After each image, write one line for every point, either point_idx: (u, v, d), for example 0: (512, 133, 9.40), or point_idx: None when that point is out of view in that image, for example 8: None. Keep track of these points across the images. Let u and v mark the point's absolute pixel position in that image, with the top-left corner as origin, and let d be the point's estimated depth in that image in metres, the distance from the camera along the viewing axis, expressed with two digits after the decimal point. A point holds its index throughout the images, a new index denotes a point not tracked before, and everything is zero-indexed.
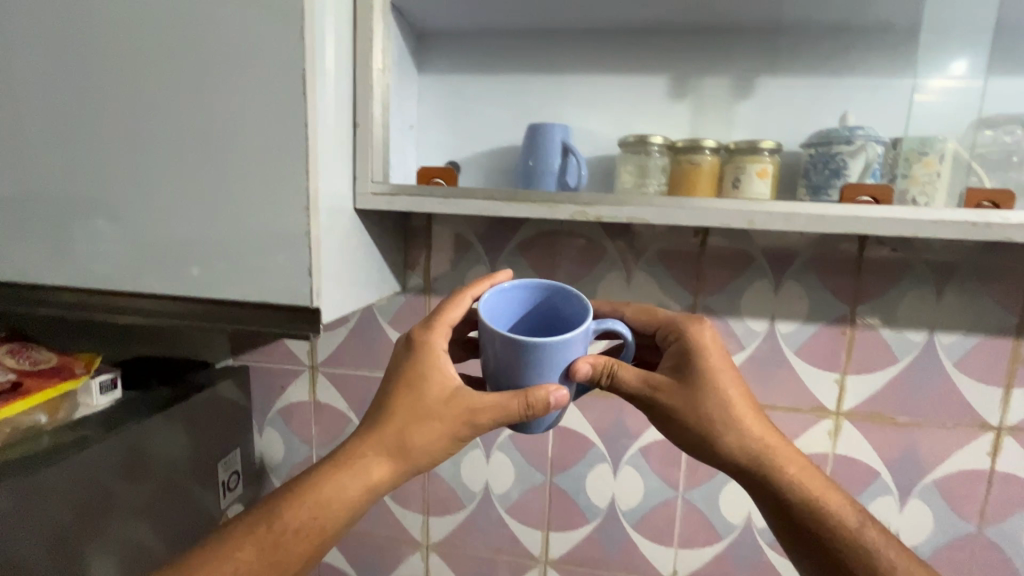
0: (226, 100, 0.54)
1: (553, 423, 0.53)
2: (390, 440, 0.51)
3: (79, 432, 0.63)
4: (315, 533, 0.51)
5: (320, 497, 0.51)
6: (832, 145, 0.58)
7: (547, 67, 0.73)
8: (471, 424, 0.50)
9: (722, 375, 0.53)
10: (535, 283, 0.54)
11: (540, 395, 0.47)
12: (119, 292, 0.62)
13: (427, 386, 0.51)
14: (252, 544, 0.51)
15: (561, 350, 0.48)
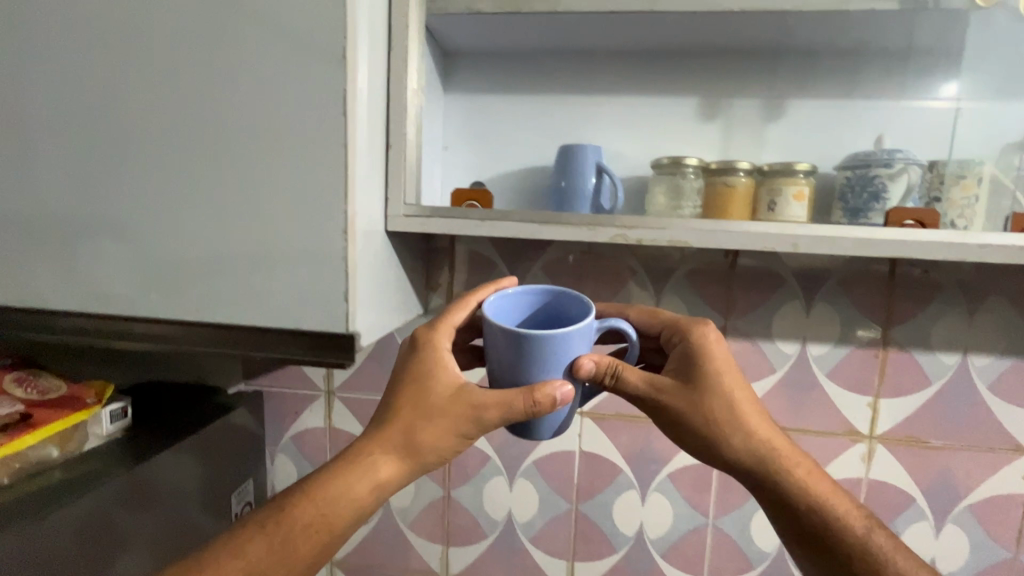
0: (263, 121, 0.53)
1: (559, 426, 0.51)
2: (396, 437, 0.49)
3: (91, 468, 0.60)
4: (323, 531, 0.49)
5: (328, 494, 0.49)
6: (869, 168, 0.59)
7: (576, 87, 0.72)
8: (478, 420, 0.48)
9: (727, 377, 0.52)
10: (537, 287, 0.53)
11: (546, 391, 0.46)
12: (143, 318, 0.59)
13: (433, 382, 0.50)
14: (260, 541, 0.49)
15: (562, 346, 0.47)
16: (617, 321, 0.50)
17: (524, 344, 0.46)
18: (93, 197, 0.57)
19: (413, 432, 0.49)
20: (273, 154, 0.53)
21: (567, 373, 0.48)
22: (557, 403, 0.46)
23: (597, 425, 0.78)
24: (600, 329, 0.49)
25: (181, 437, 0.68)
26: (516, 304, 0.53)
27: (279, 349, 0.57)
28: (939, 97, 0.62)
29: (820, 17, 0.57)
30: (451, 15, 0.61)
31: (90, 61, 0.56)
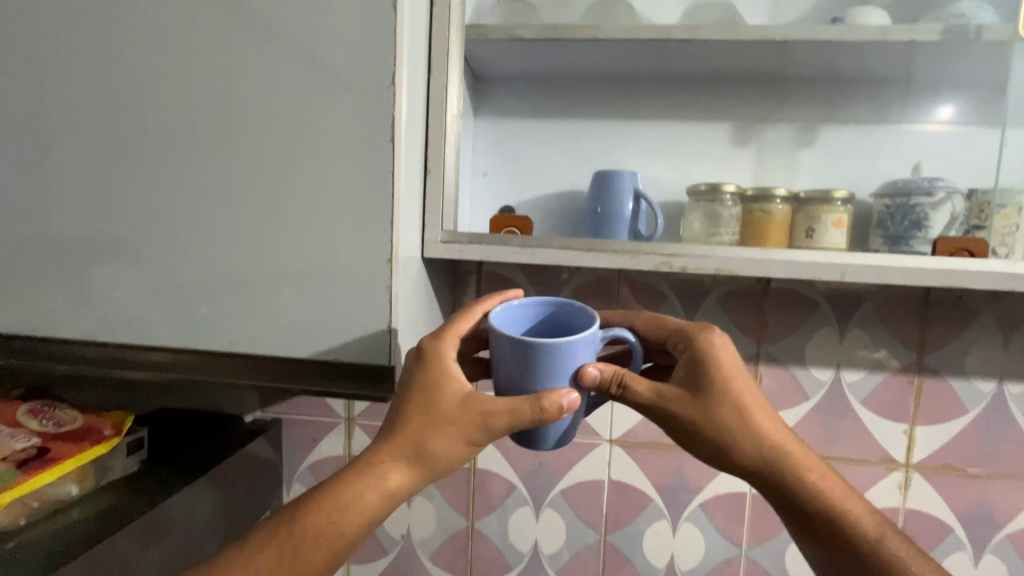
0: (312, 149, 0.54)
1: (563, 432, 0.49)
2: (404, 444, 0.46)
3: (112, 505, 0.57)
4: (333, 540, 0.46)
5: (337, 502, 0.46)
6: (911, 197, 0.59)
7: (607, 114, 0.73)
8: (486, 428, 0.45)
9: (741, 386, 0.48)
10: (546, 299, 0.51)
11: (554, 398, 0.44)
12: (181, 341, 0.60)
13: (440, 389, 0.47)
14: (271, 549, 0.46)
15: (564, 355, 0.45)
16: (623, 330, 0.48)
17: (530, 353, 0.45)
18: (142, 222, 0.59)
19: (421, 439, 0.46)
20: (323, 186, 0.55)
21: (574, 382, 0.46)
22: (564, 411, 0.44)
23: (626, 452, 0.77)
24: (607, 338, 0.48)
25: (201, 470, 0.66)
26: (523, 314, 0.52)
27: (312, 381, 0.59)
28: (933, 120, 0.65)
29: (857, 48, 0.57)
30: (491, 41, 0.61)
31: (135, 88, 0.57)
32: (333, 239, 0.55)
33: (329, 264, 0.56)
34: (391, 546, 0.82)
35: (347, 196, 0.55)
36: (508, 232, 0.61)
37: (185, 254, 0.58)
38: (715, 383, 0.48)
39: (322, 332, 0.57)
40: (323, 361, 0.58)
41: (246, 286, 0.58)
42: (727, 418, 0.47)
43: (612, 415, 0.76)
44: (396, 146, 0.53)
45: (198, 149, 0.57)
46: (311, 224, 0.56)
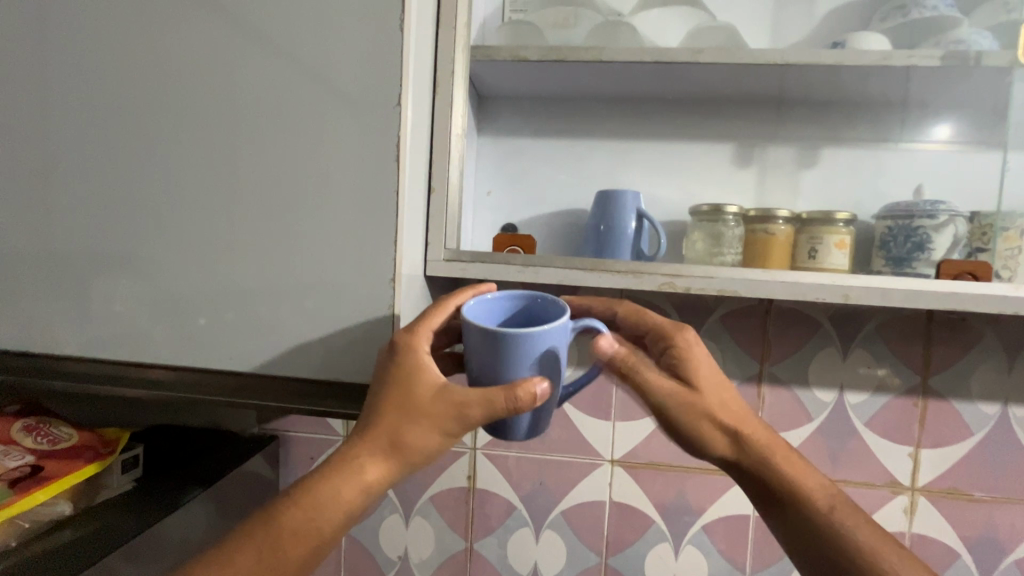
0: (316, 166, 0.55)
1: (536, 423, 0.48)
2: (379, 438, 0.45)
3: (106, 523, 0.56)
4: (310, 536, 0.45)
5: (315, 499, 0.45)
6: (913, 219, 0.59)
7: (609, 134, 0.73)
8: (461, 419, 0.45)
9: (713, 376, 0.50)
10: (518, 293, 0.51)
11: (527, 386, 0.44)
12: (181, 357, 0.59)
13: (415, 383, 0.46)
14: (246, 551, 0.44)
15: (536, 347, 0.45)
16: (597, 321, 0.47)
17: (503, 345, 0.44)
18: (145, 238, 0.58)
19: (396, 433, 0.45)
20: (327, 205, 0.55)
21: (547, 373, 0.46)
22: (537, 400, 0.44)
23: (628, 473, 0.76)
24: (580, 330, 0.47)
25: (198, 489, 0.65)
26: (495, 308, 0.51)
27: (311, 402, 0.58)
28: (931, 140, 0.66)
29: (858, 72, 0.58)
30: (496, 61, 0.62)
31: (140, 104, 0.57)
32: (335, 258, 0.55)
33: (331, 282, 0.56)
34: (389, 567, 0.81)
35: (350, 214, 0.54)
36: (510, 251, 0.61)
37: (186, 271, 0.58)
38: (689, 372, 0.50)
39: (324, 351, 0.57)
40: (324, 380, 0.58)
41: (248, 304, 0.57)
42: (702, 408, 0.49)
43: (614, 434, 0.76)
44: (400, 166, 0.53)
45: (202, 167, 0.57)
46: (314, 243, 0.55)
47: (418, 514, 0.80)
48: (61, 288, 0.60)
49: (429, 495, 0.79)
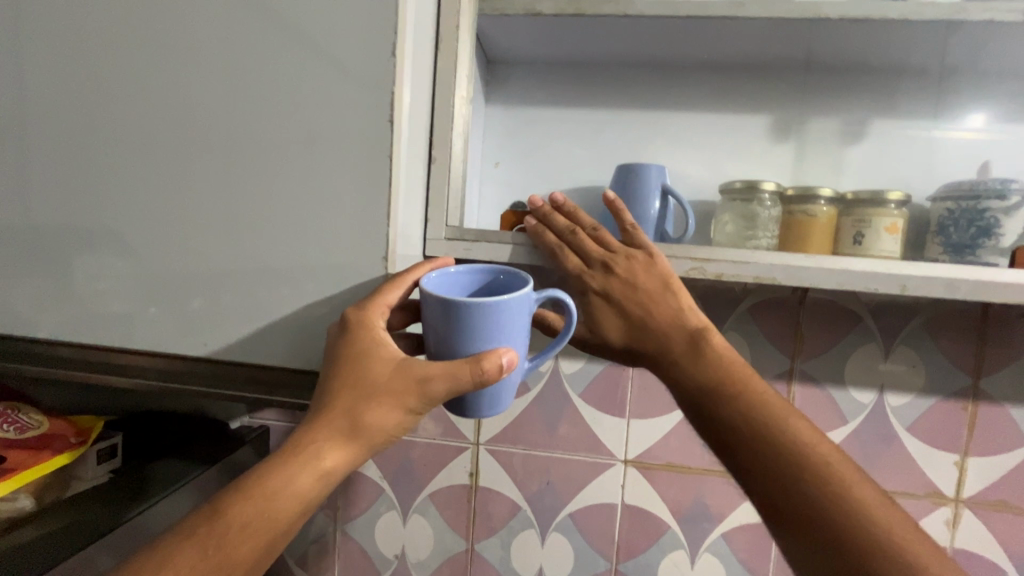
0: (300, 129, 0.49)
1: (501, 400, 0.45)
2: (335, 419, 0.42)
3: (75, 516, 0.52)
4: (261, 531, 0.40)
5: (266, 492, 0.40)
6: (978, 200, 0.51)
7: (631, 103, 0.66)
8: (424, 393, 0.42)
9: (654, 286, 0.49)
10: (482, 268, 0.47)
11: (493, 358, 0.40)
12: (155, 340, 0.54)
13: (374, 360, 0.43)
14: (192, 549, 0.39)
15: (496, 317, 0.41)
16: (559, 291, 0.43)
17: (464, 318, 0.40)
18: (119, 210, 0.53)
19: (355, 413, 0.42)
20: (314, 174, 0.49)
21: (513, 345, 0.42)
22: (504, 371, 0.41)
23: (642, 475, 0.70)
24: (546, 301, 0.44)
25: (178, 481, 0.60)
26: (456, 282, 0.47)
27: (296, 393, 0.54)
28: (964, 127, 0.60)
29: (924, 29, 0.50)
30: (507, 16, 0.55)
31: (107, 59, 0.51)
32: (323, 234, 0.49)
33: (319, 261, 0.50)
34: (385, 566, 0.76)
35: (338, 183, 0.49)
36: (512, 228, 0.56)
37: (162, 248, 0.53)
38: (631, 289, 0.49)
39: (310, 336, 0.51)
40: (310, 369, 0.52)
41: (227, 283, 0.52)
42: (638, 324, 0.50)
43: (628, 433, 0.70)
44: (395, 128, 0.47)
45: (178, 131, 0.51)
46: (300, 217, 0.50)
47: (416, 512, 0.75)
48: (26, 263, 0.55)
49: (428, 492, 0.74)
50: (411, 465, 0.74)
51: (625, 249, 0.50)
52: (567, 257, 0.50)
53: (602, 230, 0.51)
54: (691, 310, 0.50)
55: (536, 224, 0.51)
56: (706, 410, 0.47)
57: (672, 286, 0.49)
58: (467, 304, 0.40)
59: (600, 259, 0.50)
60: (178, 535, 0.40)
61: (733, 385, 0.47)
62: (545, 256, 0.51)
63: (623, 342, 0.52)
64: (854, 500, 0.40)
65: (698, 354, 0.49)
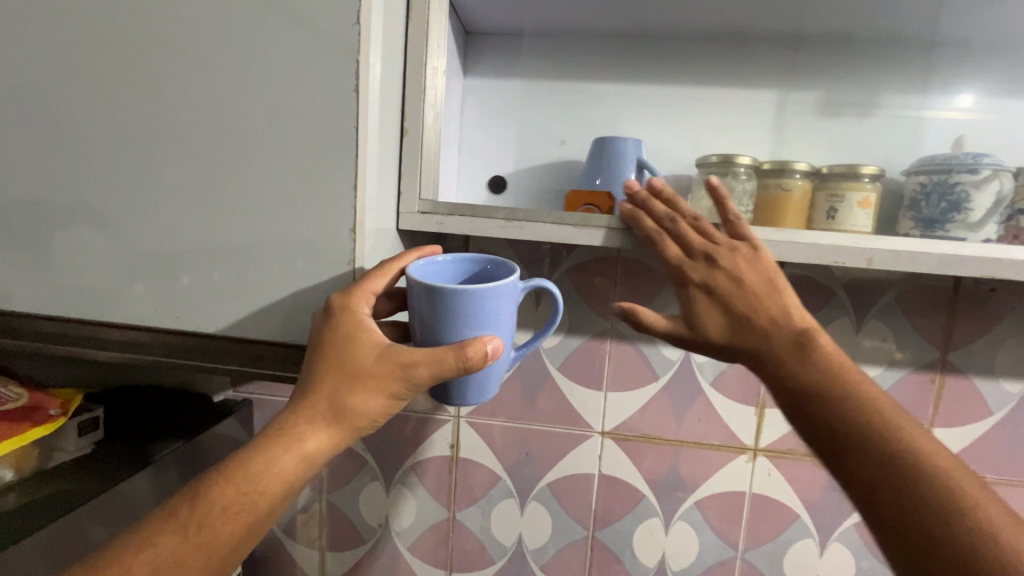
0: (263, 100, 0.48)
1: (487, 388, 0.46)
2: (319, 404, 0.42)
3: (53, 488, 0.53)
4: (245, 511, 0.41)
5: (248, 474, 0.41)
6: (949, 174, 0.52)
7: (609, 73, 0.66)
8: (409, 379, 0.42)
9: (758, 281, 0.47)
10: (469, 258, 0.48)
11: (478, 345, 0.41)
12: (122, 315, 0.54)
13: (356, 345, 0.43)
14: (172, 531, 0.40)
15: (481, 305, 0.42)
16: (546, 281, 0.45)
17: (449, 306, 0.41)
18: (84, 181, 0.52)
19: (337, 397, 0.42)
20: (280, 147, 0.48)
21: (501, 334, 0.44)
22: (489, 358, 0.42)
23: (619, 446, 0.72)
24: (531, 290, 0.45)
25: (159, 452, 0.60)
26: (445, 272, 0.48)
27: (272, 366, 0.54)
28: (951, 107, 0.59)
29: None
30: None
31: (58, 24, 0.49)
32: (291, 206, 0.49)
33: (287, 234, 0.49)
34: (369, 535, 0.78)
35: (305, 156, 0.48)
36: (586, 209, 0.54)
37: (130, 221, 0.52)
38: (735, 283, 0.48)
39: (278, 311, 0.51)
40: (283, 343, 0.52)
41: (197, 256, 0.51)
42: (740, 321, 0.48)
43: (605, 406, 0.71)
44: (362, 97, 0.46)
45: (143, 100, 0.50)
46: (268, 189, 0.49)
47: (400, 482, 0.77)
48: None
49: (411, 463, 0.76)
50: (393, 437, 0.76)
51: (729, 241, 0.49)
52: (665, 244, 0.49)
53: (703, 220, 0.50)
54: (797, 313, 0.48)
55: (631, 208, 0.49)
56: (813, 415, 0.44)
57: (778, 284, 0.48)
58: (451, 292, 0.41)
59: (703, 249, 0.49)
60: (159, 514, 0.41)
61: (847, 390, 0.44)
62: (640, 241, 0.49)
63: (722, 338, 0.49)
64: (985, 521, 0.37)
65: (808, 357, 0.45)
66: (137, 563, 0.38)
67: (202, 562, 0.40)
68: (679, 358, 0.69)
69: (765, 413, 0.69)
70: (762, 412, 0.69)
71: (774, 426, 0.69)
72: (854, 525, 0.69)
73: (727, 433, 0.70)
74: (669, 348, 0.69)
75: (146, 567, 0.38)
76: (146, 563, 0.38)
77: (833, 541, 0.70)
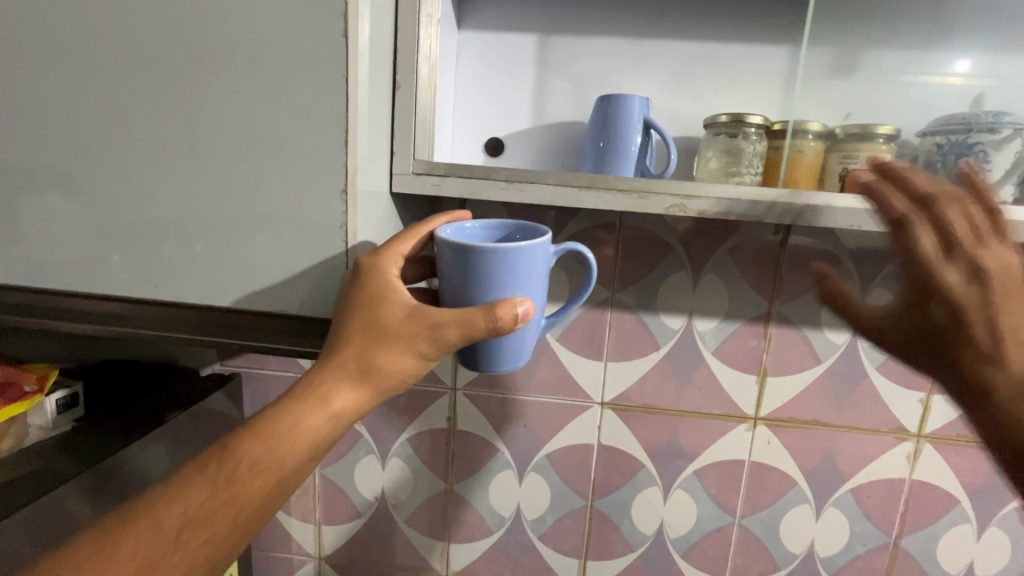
0: (241, 49, 0.44)
1: (521, 353, 0.44)
2: (347, 363, 0.41)
3: (31, 466, 0.50)
4: (273, 468, 0.39)
5: (276, 429, 0.40)
6: (969, 133, 0.49)
7: (610, 28, 0.62)
8: (438, 340, 0.40)
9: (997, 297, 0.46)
10: (497, 224, 0.46)
11: (507, 307, 0.39)
12: (91, 285, 0.50)
13: (383, 305, 0.41)
14: (201, 484, 0.38)
15: (508, 266, 0.40)
16: (579, 244, 0.45)
17: (471, 265, 0.40)
18: (47, 144, 0.48)
19: (366, 356, 0.41)
20: (261, 100, 0.44)
21: (531, 296, 0.42)
22: (519, 322, 0.39)
23: (618, 416, 0.71)
24: (563, 253, 0.44)
25: (148, 428, 0.58)
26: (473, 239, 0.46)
27: (261, 337, 0.51)
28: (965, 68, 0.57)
29: None
30: None
31: None
32: (276, 170, 0.45)
33: (272, 200, 0.46)
34: (365, 508, 0.77)
35: (290, 112, 0.44)
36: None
37: (99, 184, 0.48)
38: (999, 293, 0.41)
39: (265, 281, 0.48)
40: (270, 313, 0.50)
41: (176, 222, 0.48)
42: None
43: (604, 376, 0.70)
44: (351, 46, 0.42)
45: (107, 52, 0.45)
46: (250, 150, 0.45)
47: (396, 456, 0.75)
48: None
49: (407, 436, 0.75)
50: (389, 411, 0.74)
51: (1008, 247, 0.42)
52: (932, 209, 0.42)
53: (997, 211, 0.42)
54: None
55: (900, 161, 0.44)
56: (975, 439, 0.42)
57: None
58: (474, 250, 0.39)
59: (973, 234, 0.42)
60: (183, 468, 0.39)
61: None
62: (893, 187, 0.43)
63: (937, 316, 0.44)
64: None
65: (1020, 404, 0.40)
66: (165, 517, 0.37)
67: (230, 519, 0.38)
68: (681, 327, 0.68)
69: (767, 382, 0.68)
70: (763, 381, 0.68)
71: (774, 394, 0.69)
72: (850, 491, 0.70)
73: (727, 402, 0.69)
74: (671, 317, 0.68)
75: (177, 520, 0.37)
76: (175, 518, 0.37)
77: (828, 507, 0.70)
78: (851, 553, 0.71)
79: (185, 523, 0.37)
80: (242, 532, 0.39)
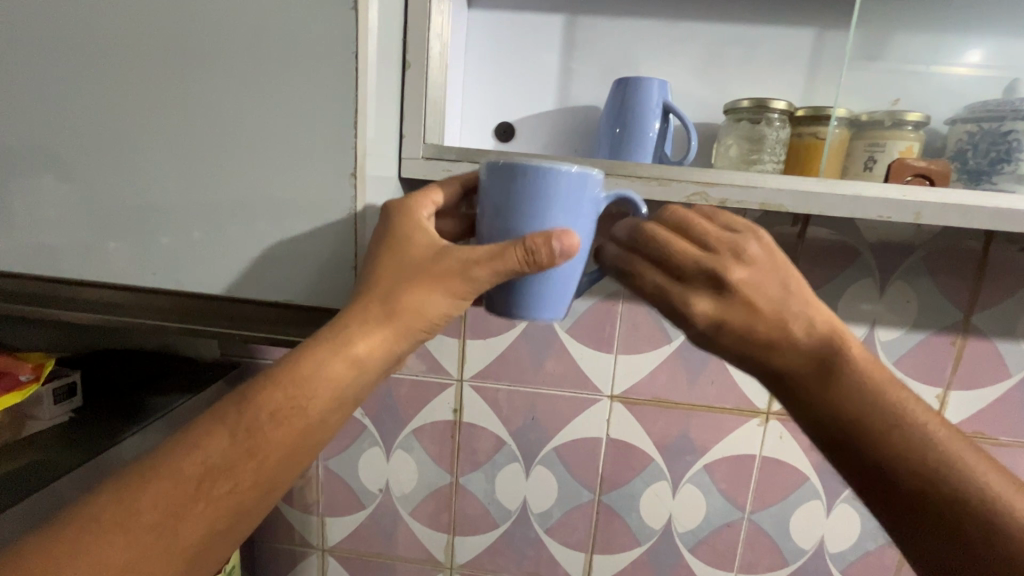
0: (245, 23, 0.41)
1: (556, 299, 0.41)
2: (373, 304, 0.40)
3: (25, 458, 0.48)
4: (294, 416, 0.39)
5: (297, 377, 0.39)
6: (1002, 121, 0.47)
7: (627, 8, 0.59)
8: (468, 279, 0.39)
9: (779, 298, 0.42)
10: None
11: (548, 238, 0.37)
12: (88, 274, 0.48)
13: (410, 243, 0.41)
14: (222, 433, 0.38)
15: (553, 191, 0.37)
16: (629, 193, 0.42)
17: (521, 191, 0.38)
18: (38, 123, 0.45)
19: (391, 298, 0.40)
20: (265, 78, 0.42)
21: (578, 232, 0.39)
22: (559, 256, 0.38)
23: (628, 410, 0.69)
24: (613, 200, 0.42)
25: (148, 417, 0.56)
26: None
27: (264, 327, 0.49)
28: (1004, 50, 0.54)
29: None
30: None
31: None
32: (281, 153, 0.43)
33: (277, 183, 0.44)
34: (368, 499, 0.76)
35: (295, 89, 0.42)
36: (913, 182, 0.45)
37: (96, 168, 0.46)
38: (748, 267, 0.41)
39: (270, 269, 0.46)
40: (274, 303, 0.48)
41: (176, 207, 0.46)
42: (762, 340, 0.42)
43: (615, 368, 0.69)
44: (361, 19, 0.40)
45: (101, 25, 0.43)
46: (255, 131, 0.43)
47: (400, 447, 0.74)
48: None
49: (411, 427, 0.73)
50: (394, 402, 0.72)
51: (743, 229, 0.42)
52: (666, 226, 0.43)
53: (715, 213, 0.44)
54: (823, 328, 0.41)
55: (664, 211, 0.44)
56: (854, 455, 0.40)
57: (801, 294, 0.42)
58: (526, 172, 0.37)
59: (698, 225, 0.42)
60: (204, 419, 0.39)
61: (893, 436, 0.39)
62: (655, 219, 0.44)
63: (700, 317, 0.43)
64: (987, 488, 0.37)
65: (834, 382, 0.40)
66: (186, 465, 0.37)
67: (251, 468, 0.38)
68: None
69: None
70: None
71: None
72: None
73: (740, 396, 0.68)
74: None
75: (197, 470, 0.37)
76: (196, 464, 0.37)
77: (839, 503, 0.69)
78: (861, 549, 0.70)
79: (207, 471, 0.37)
80: (265, 484, 0.39)
